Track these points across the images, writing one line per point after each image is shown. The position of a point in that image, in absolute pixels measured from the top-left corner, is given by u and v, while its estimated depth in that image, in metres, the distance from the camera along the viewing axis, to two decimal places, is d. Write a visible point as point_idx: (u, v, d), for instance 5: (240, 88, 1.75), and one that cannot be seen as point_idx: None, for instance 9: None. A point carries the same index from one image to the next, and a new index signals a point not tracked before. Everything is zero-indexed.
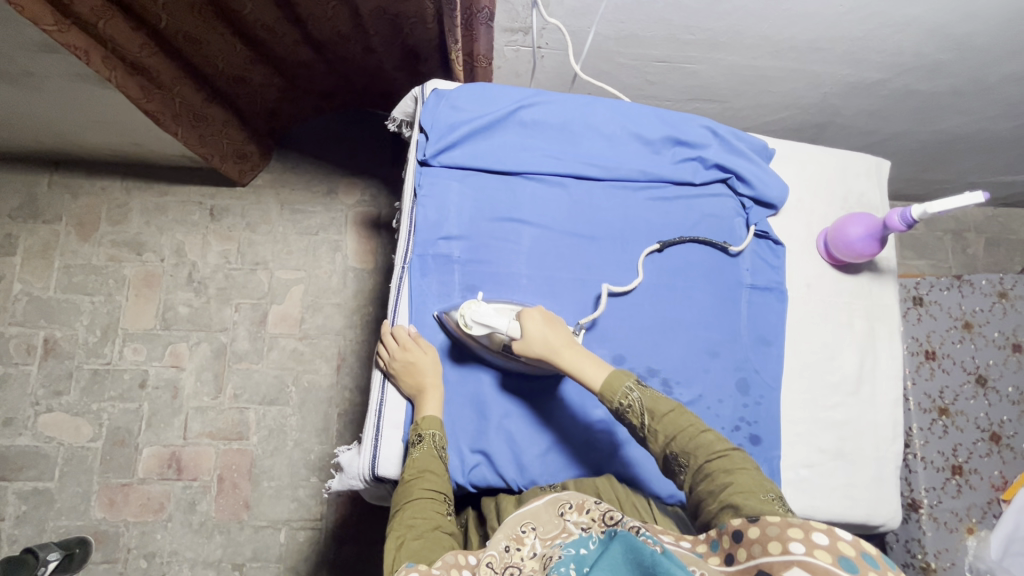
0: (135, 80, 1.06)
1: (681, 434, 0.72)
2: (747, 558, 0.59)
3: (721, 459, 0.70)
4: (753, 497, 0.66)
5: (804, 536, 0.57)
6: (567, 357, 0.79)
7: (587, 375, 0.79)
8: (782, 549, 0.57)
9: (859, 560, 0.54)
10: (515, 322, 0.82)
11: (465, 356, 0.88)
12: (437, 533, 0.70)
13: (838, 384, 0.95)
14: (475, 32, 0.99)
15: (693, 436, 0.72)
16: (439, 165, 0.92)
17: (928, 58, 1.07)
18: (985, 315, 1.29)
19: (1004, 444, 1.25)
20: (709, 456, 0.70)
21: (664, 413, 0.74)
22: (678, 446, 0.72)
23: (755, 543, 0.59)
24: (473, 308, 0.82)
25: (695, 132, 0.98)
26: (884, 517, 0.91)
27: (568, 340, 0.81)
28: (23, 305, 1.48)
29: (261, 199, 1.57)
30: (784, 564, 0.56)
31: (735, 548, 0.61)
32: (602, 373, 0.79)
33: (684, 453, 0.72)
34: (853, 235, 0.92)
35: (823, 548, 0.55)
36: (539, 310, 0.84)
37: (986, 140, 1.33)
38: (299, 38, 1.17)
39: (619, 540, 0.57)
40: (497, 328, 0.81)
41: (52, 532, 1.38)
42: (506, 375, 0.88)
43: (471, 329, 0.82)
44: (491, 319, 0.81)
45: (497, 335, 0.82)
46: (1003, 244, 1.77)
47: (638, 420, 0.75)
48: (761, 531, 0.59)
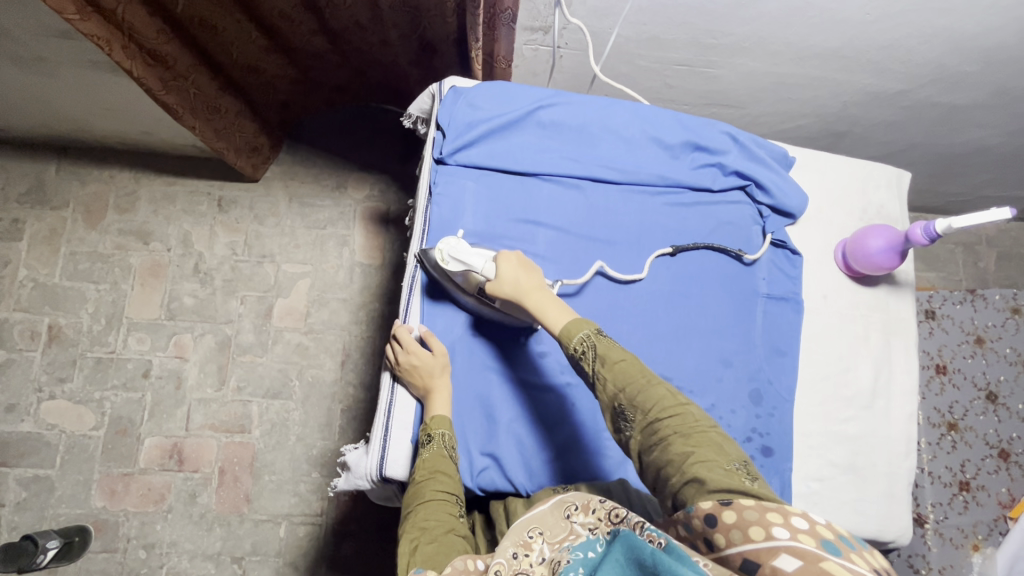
0: (154, 72, 1.04)
1: (632, 385, 0.68)
2: (727, 544, 0.55)
3: (673, 418, 0.65)
4: (716, 467, 0.61)
5: (784, 520, 0.54)
6: (534, 299, 0.79)
7: (549, 317, 0.77)
8: (765, 535, 0.53)
9: (839, 542, 0.52)
10: (491, 264, 0.82)
11: (443, 296, 0.89)
12: (450, 536, 0.69)
13: (852, 398, 0.94)
14: (497, 32, 0.97)
15: (643, 388, 0.67)
16: (455, 164, 0.91)
17: (954, 70, 1.06)
18: (997, 331, 1.28)
19: (1013, 461, 1.23)
20: (662, 414, 0.66)
21: (615, 360, 0.70)
22: (627, 398, 0.68)
23: (733, 529, 0.55)
24: (451, 244, 0.83)
25: (714, 138, 0.97)
26: (895, 533, 0.90)
27: (538, 283, 0.81)
28: (28, 291, 1.47)
29: (270, 191, 1.56)
30: (772, 552, 0.52)
31: (711, 533, 0.57)
32: (564, 319, 0.76)
33: (632, 406, 0.67)
34: (873, 248, 0.91)
35: (806, 532, 0.52)
36: (516, 255, 0.84)
37: (1003, 154, 1.32)
38: (316, 27, 1.16)
39: (620, 541, 0.53)
40: (473, 266, 0.82)
41: (52, 520, 1.37)
42: (481, 319, 0.89)
43: (447, 265, 0.83)
44: (468, 257, 0.82)
45: (472, 275, 0.84)
46: (1015, 259, 1.75)
47: (590, 367, 0.71)
48: (738, 515, 0.55)
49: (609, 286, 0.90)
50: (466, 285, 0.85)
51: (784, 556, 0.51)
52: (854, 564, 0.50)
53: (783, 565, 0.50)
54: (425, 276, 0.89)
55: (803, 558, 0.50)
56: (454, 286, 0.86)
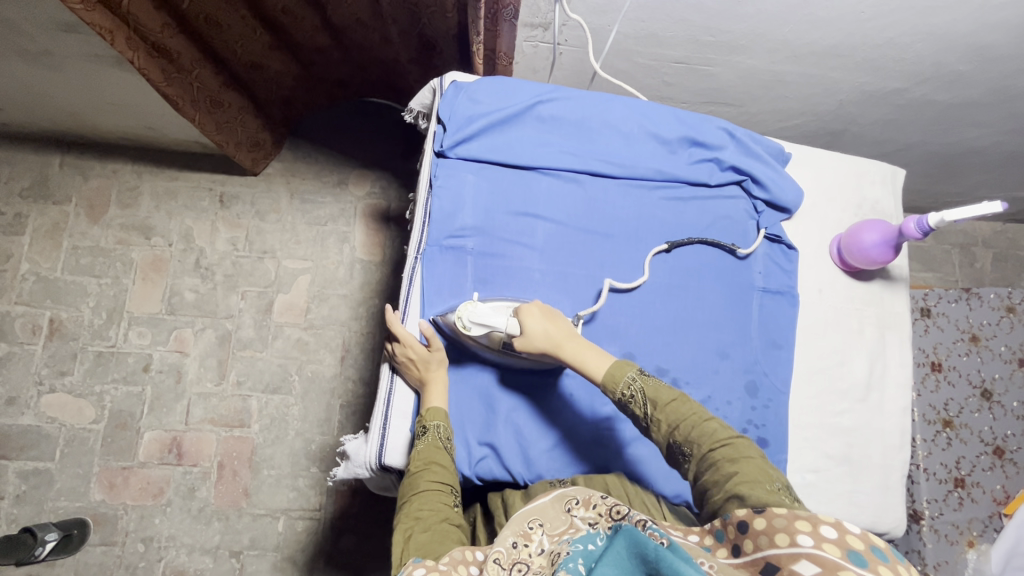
0: (157, 63, 1.05)
1: (684, 422, 0.70)
2: (754, 550, 0.57)
3: (724, 448, 0.67)
4: (759, 488, 0.62)
5: (811, 529, 0.54)
6: (568, 349, 0.79)
7: (589, 366, 0.78)
8: (790, 541, 0.54)
9: (868, 553, 0.52)
10: (514, 320, 0.82)
11: (463, 357, 0.88)
12: (444, 525, 0.70)
13: (847, 391, 0.94)
14: (498, 28, 0.99)
15: (696, 424, 0.69)
16: (456, 157, 0.92)
17: (948, 69, 1.07)
18: (992, 329, 1.29)
19: (1008, 459, 1.24)
20: (713, 444, 0.67)
21: (667, 401, 0.72)
22: (681, 435, 0.70)
23: (761, 535, 0.57)
24: (469, 309, 0.82)
25: (712, 134, 0.98)
26: (889, 525, 0.91)
27: (568, 331, 0.81)
28: (30, 285, 1.48)
29: (272, 187, 1.57)
30: (793, 557, 0.53)
31: (741, 539, 0.58)
32: (604, 365, 0.78)
33: (688, 442, 0.69)
34: (868, 242, 0.92)
35: (831, 542, 0.53)
36: (537, 305, 0.84)
37: (997, 154, 1.34)
38: (319, 23, 1.17)
39: (624, 536, 0.54)
40: (496, 327, 0.81)
41: (50, 513, 1.37)
42: (505, 373, 0.88)
43: (469, 330, 0.81)
44: (489, 318, 0.81)
45: (496, 334, 0.82)
46: (1011, 259, 1.76)
47: (641, 410, 0.73)
48: (768, 523, 0.57)
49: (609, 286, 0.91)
50: (489, 344, 0.84)
51: (804, 562, 0.52)
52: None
53: (801, 570, 0.52)
54: (442, 337, 0.87)
55: (827, 567, 0.51)
56: (476, 346, 0.85)
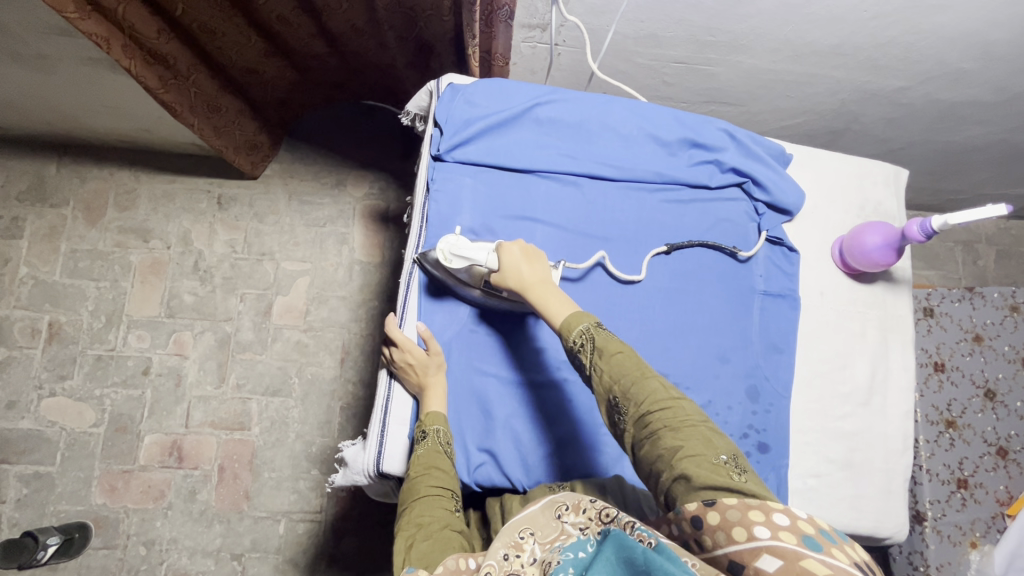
0: (153, 70, 1.05)
1: (626, 378, 0.68)
2: (714, 547, 0.56)
3: (664, 412, 0.64)
4: (705, 462, 0.60)
5: (766, 519, 0.54)
6: (536, 292, 0.79)
7: (550, 311, 0.77)
8: (747, 535, 0.54)
9: (820, 538, 0.53)
10: (493, 255, 0.83)
11: (444, 292, 0.88)
12: (446, 532, 0.69)
13: (849, 395, 0.94)
14: (494, 29, 0.98)
15: (637, 380, 0.67)
16: (453, 161, 0.91)
17: (952, 67, 1.06)
18: (996, 329, 1.28)
19: (1011, 459, 1.23)
20: (653, 406, 0.65)
21: (613, 352, 0.70)
22: (620, 390, 0.68)
23: (718, 530, 0.56)
24: (450, 242, 0.84)
25: (712, 136, 0.97)
26: (891, 529, 0.91)
27: (542, 276, 0.80)
28: (29, 289, 1.47)
29: (270, 189, 1.56)
30: (754, 553, 0.53)
31: (700, 535, 0.57)
32: (565, 311, 0.76)
33: (626, 398, 0.67)
34: (870, 244, 0.91)
35: (787, 529, 0.53)
36: (518, 245, 0.83)
37: (1002, 151, 1.32)
38: (314, 30, 1.16)
39: (612, 541, 0.54)
40: (476, 261, 0.82)
41: (52, 516, 1.37)
42: (483, 309, 0.88)
43: (450, 263, 0.84)
44: (470, 252, 0.83)
45: (476, 268, 0.84)
46: (1015, 257, 1.75)
47: (587, 359, 0.72)
48: (722, 516, 0.56)
49: (611, 290, 0.90)
50: (469, 280, 0.85)
51: (765, 557, 0.52)
52: (835, 560, 0.51)
53: (765, 566, 0.52)
54: (426, 275, 0.88)
55: (786, 558, 0.51)
56: (457, 283, 0.86)
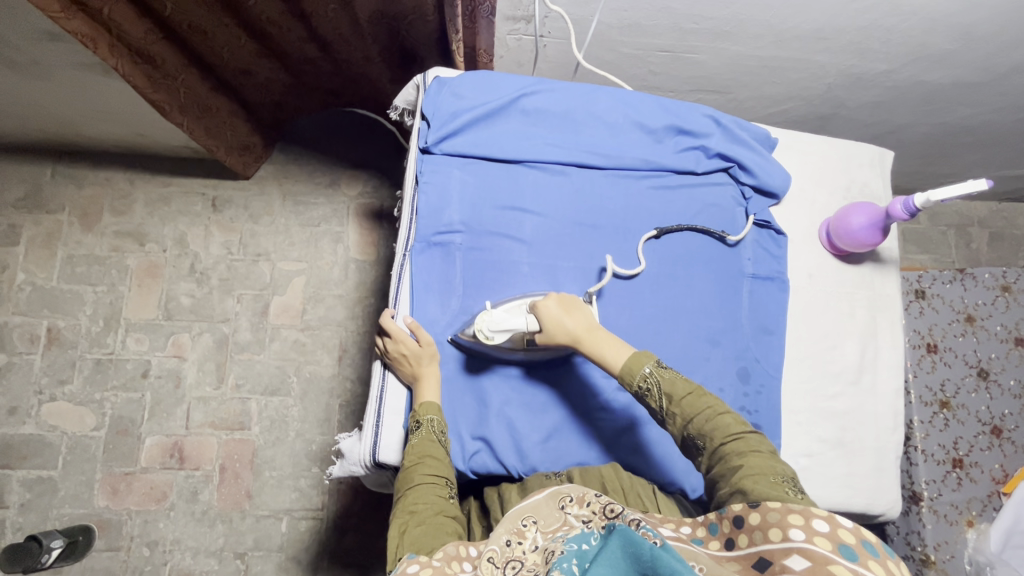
0: (141, 69, 1.06)
1: (699, 415, 0.71)
2: (747, 545, 0.61)
3: (736, 442, 0.69)
4: (764, 480, 0.65)
5: (804, 523, 0.58)
6: (590, 339, 0.80)
7: (608, 358, 0.79)
8: (782, 536, 0.58)
9: (858, 547, 0.56)
10: (531, 316, 0.83)
11: (483, 368, 0.87)
12: (440, 518, 0.70)
13: (839, 374, 0.95)
14: (476, 25, 1.00)
15: (712, 417, 0.70)
16: (441, 153, 0.92)
17: (936, 48, 1.07)
18: (987, 309, 1.29)
19: (1005, 437, 1.25)
20: (726, 438, 0.69)
21: (682, 395, 0.72)
22: (695, 427, 0.71)
23: (756, 530, 0.60)
24: (488, 319, 0.83)
25: (697, 121, 0.98)
26: (885, 508, 0.91)
27: (587, 324, 0.82)
28: (27, 295, 1.48)
29: (264, 190, 1.57)
30: (784, 552, 0.57)
31: (736, 533, 0.62)
32: (622, 357, 0.78)
33: (701, 434, 0.71)
34: (855, 225, 0.92)
35: (823, 536, 0.56)
36: (553, 297, 0.84)
37: (990, 132, 1.33)
38: (305, 34, 1.14)
39: (617, 535, 0.53)
40: (518, 329, 0.83)
41: (56, 520, 1.38)
42: (531, 368, 0.89)
43: (492, 340, 0.83)
44: (508, 322, 0.83)
45: (519, 334, 0.84)
46: (1007, 239, 1.76)
47: (656, 403, 0.74)
48: (762, 517, 0.60)
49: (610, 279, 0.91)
50: (513, 345, 0.85)
51: (795, 557, 0.56)
52: (868, 571, 0.54)
53: (792, 564, 0.56)
54: (463, 354, 0.87)
55: (817, 561, 0.55)
56: (498, 349, 0.85)
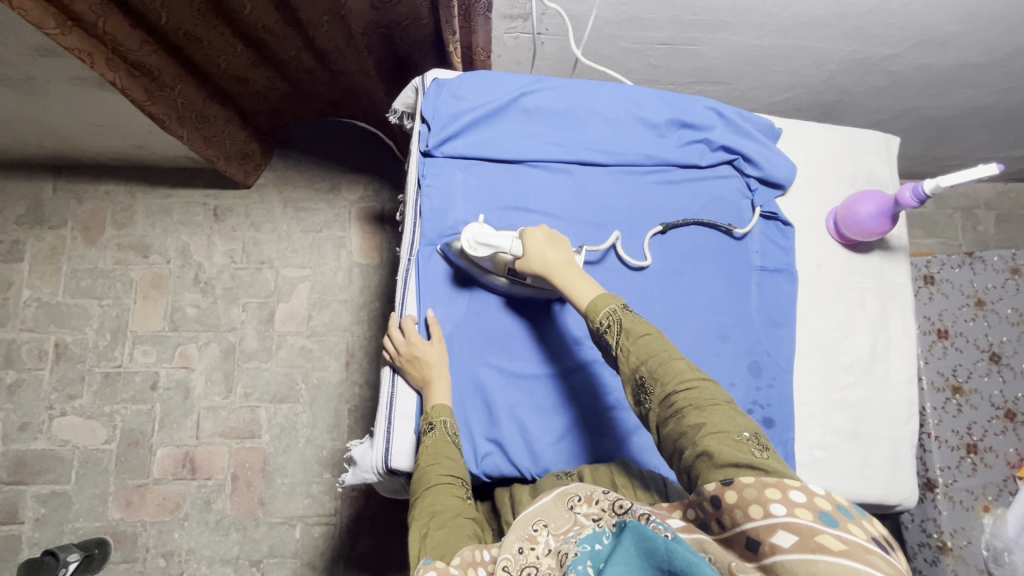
0: (139, 82, 1.05)
1: (653, 359, 0.70)
2: (733, 525, 0.57)
3: (691, 390, 0.66)
4: (727, 440, 0.62)
5: (782, 496, 0.55)
6: (562, 274, 0.81)
7: (578, 295, 0.79)
8: (764, 512, 0.55)
9: (836, 513, 0.54)
10: (518, 242, 0.83)
11: (471, 283, 0.89)
12: (460, 520, 0.70)
13: (852, 364, 0.94)
14: (473, 24, 0.99)
15: (664, 362, 0.69)
16: (442, 156, 0.91)
17: (939, 31, 1.05)
18: (997, 292, 1.28)
19: (1019, 421, 1.23)
20: (678, 386, 0.67)
21: (639, 334, 0.72)
22: (648, 371, 0.70)
23: (735, 509, 0.57)
24: (474, 230, 0.84)
25: (700, 114, 0.97)
26: (901, 497, 0.91)
27: (566, 259, 0.82)
28: (33, 311, 1.48)
29: (265, 197, 1.57)
30: (770, 529, 0.54)
31: (720, 515, 0.58)
32: (591, 294, 0.79)
33: (654, 380, 0.69)
34: (864, 213, 0.91)
35: (803, 506, 0.54)
36: (541, 229, 0.85)
37: (995, 114, 1.31)
38: (302, 43, 1.13)
39: (629, 532, 0.54)
40: (500, 248, 0.83)
41: (71, 534, 1.39)
42: (511, 298, 0.90)
43: (475, 251, 0.83)
44: (494, 240, 0.83)
45: (500, 255, 0.84)
46: (1014, 220, 1.74)
47: (614, 340, 0.74)
48: (739, 495, 0.57)
49: (621, 279, 0.91)
50: (494, 267, 0.86)
51: (781, 533, 0.53)
52: (852, 535, 0.52)
53: (780, 542, 0.53)
54: (451, 266, 0.89)
55: (803, 534, 0.52)
56: (481, 271, 0.87)
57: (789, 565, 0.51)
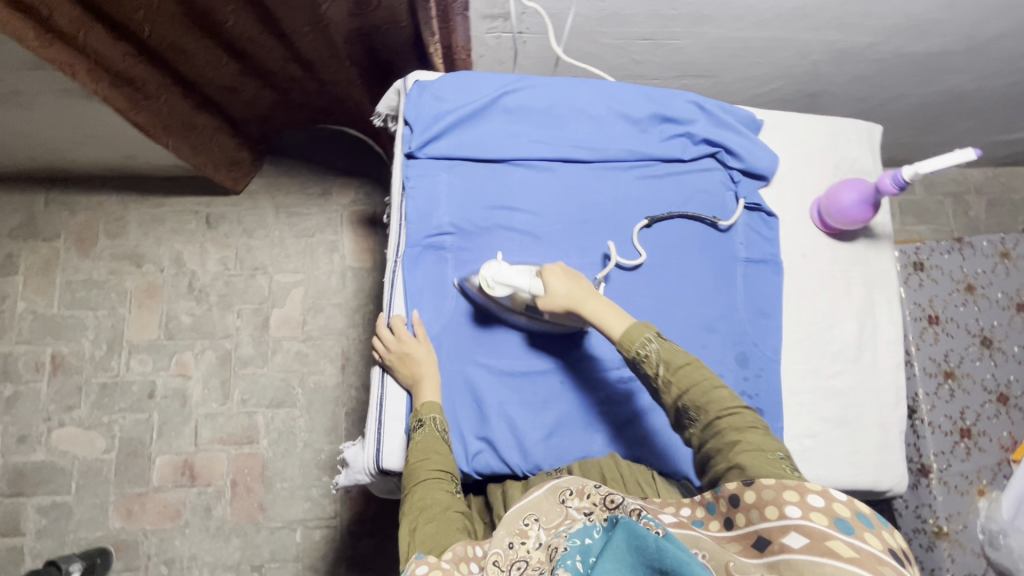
0: (122, 92, 1.06)
1: (695, 387, 0.72)
2: (746, 524, 0.62)
3: (732, 416, 0.70)
4: (761, 457, 0.66)
5: (800, 499, 0.59)
6: (589, 306, 0.81)
7: (607, 324, 0.80)
8: (779, 513, 0.59)
9: (854, 520, 0.57)
10: (537, 280, 0.84)
11: (490, 320, 0.89)
12: (450, 514, 0.70)
13: (838, 353, 0.94)
14: (452, 24, 1.03)
15: (706, 391, 0.72)
16: (426, 157, 0.92)
17: (919, 18, 1.06)
18: (987, 277, 1.28)
19: (1012, 405, 1.24)
20: (721, 412, 0.70)
21: (680, 364, 0.74)
22: (689, 399, 0.72)
23: (752, 509, 0.61)
24: (492, 269, 0.84)
25: (681, 108, 0.97)
26: (890, 483, 0.91)
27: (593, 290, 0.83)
28: (29, 323, 1.49)
29: (257, 204, 1.57)
30: (783, 530, 0.58)
31: (733, 512, 0.63)
32: (622, 324, 0.79)
33: (695, 407, 0.72)
34: (847, 202, 0.92)
35: (819, 511, 0.58)
36: (560, 266, 0.85)
37: (981, 99, 1.32)
38: (287, 54, 1.13)
39: (620, 528, 0.54)
40: (519, 287, 0.83)
41: (73, 544, 1.40)
42: (534, 334, 0.90)
43: (492, 290, 0.84)
44: (512, 279, 0.83)
45: (519, 294, 0.85)
46: (1005, 204, 1.74)
47: (653, 370, 0.75)
48: (757, 495, 0.62)
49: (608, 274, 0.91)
50: (513, 305, 0.86)
51: (793, 534, 0.57)
52: (865, 543, 0.56)
53: (791, 542, 0.57)
54: (471, 304, 0.89)
55: (815, 536, 0.56)
56: (501, 308, 0.87)
57: (796, 563, 0.55)
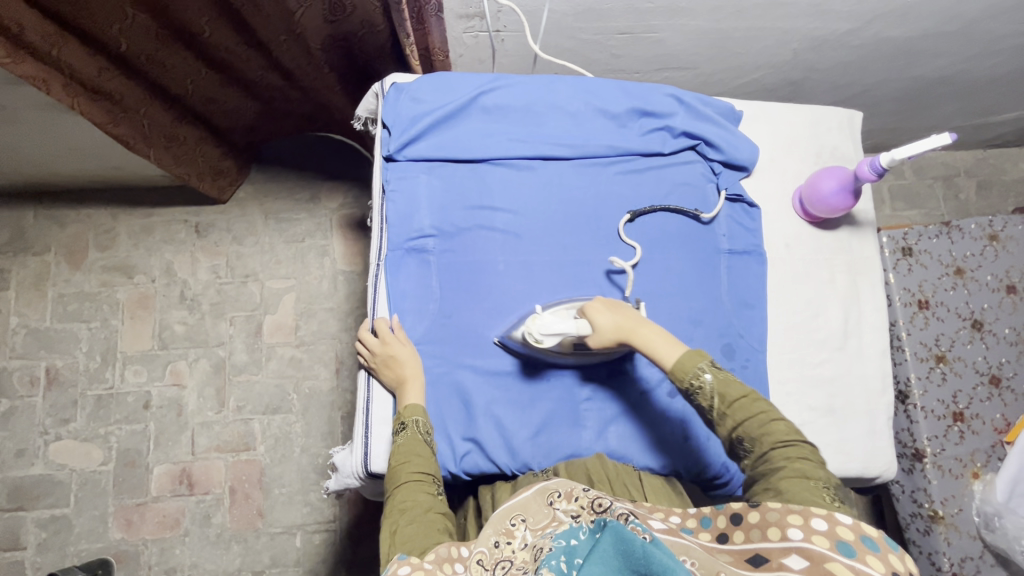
0: (98, 105, 1.06)
1: (750, 420, 0.71)
2: (744, 541, 0.63)
3: (787, 447, 0.69)
4: (805, 486, 0.66)
5: (802, 522, 0.60)
6: (641, 334, 0.80)
7: (659, 353, 0.78)
8: (780, 535, 0.60)
9: (857, 543, 0.58)
10: (581, 320, 0.82)
11: (539, 367, 0.89)
12: (430, 515, 0.71)
13: (824, 341, 0.94)
14: (427, 25, 1.02)
15: (764, 424, 0.70)
16: (405, 160, 0.92)
17: (897, 2, 1.05)
18: (976, 260, 1.27)
19: (1004, 387, 1.24)
20: (775, 443, 0.69)
21: (734, 397, 0.73)
22: (743, 431, 0.71)
23: (754, 528, 0.63)
24: (537, 322, 0.81)
25: (660, 102, 0.97)
26: (880, 470, 0.92)
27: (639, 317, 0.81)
28: (22, 338, 1.49)
29: (245, 211, 1.57)
30: (784, 551, 0.59)
31: (733, 530, 0.64)
32: (675, 353, 0.77)
33: (749, 438, 0.71)
34: (826, 190, 0.92)
35: (821, 534, 0.58)
36: (600, 300, 0.84)
37: (964, 81, 1.31)
38: (267, 63, 1.13)
39: (608, 531, 0.54)
40: (567, 333, 0.80)
41: (74, 556, 1.40)
42: (585, 368, 0.90)
43: (542, 343, 0.81)
44: (560, 327, 0.80)
45: (566, 338, 0.83)
46: (995, 186, 1.74)
47: (707, 402, 0.74)
48: (761, 517, 0.63)
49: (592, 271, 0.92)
50: (562, 349, 0.85)
51: (794, 555, 0.58)
52: (867, 566, 0.56)
53: (790, 563, 0.58)
54: (514, 357, 0.88)
55: (816, 559, 0.57)
56: (547, 352, 0.86)
57: None
